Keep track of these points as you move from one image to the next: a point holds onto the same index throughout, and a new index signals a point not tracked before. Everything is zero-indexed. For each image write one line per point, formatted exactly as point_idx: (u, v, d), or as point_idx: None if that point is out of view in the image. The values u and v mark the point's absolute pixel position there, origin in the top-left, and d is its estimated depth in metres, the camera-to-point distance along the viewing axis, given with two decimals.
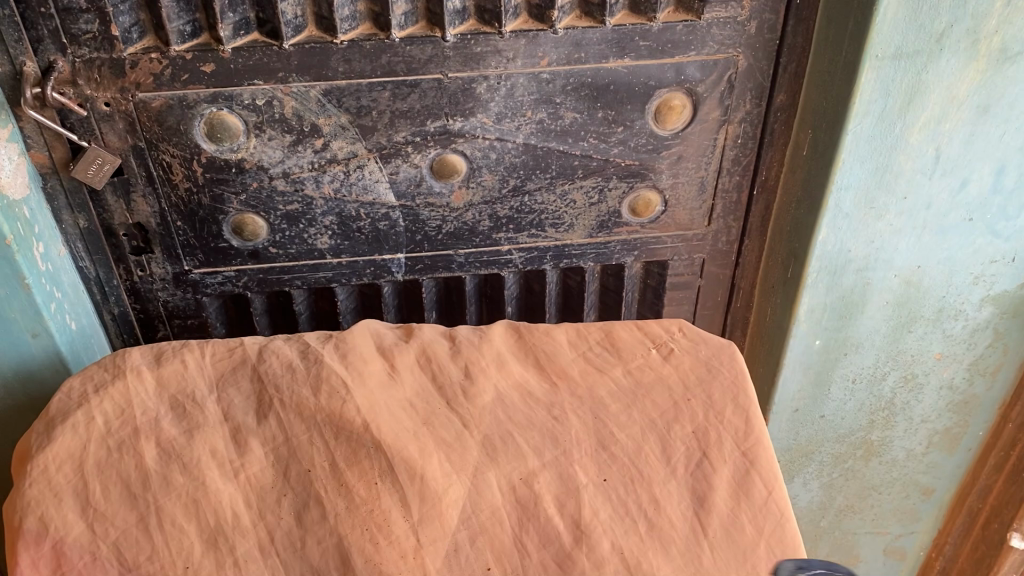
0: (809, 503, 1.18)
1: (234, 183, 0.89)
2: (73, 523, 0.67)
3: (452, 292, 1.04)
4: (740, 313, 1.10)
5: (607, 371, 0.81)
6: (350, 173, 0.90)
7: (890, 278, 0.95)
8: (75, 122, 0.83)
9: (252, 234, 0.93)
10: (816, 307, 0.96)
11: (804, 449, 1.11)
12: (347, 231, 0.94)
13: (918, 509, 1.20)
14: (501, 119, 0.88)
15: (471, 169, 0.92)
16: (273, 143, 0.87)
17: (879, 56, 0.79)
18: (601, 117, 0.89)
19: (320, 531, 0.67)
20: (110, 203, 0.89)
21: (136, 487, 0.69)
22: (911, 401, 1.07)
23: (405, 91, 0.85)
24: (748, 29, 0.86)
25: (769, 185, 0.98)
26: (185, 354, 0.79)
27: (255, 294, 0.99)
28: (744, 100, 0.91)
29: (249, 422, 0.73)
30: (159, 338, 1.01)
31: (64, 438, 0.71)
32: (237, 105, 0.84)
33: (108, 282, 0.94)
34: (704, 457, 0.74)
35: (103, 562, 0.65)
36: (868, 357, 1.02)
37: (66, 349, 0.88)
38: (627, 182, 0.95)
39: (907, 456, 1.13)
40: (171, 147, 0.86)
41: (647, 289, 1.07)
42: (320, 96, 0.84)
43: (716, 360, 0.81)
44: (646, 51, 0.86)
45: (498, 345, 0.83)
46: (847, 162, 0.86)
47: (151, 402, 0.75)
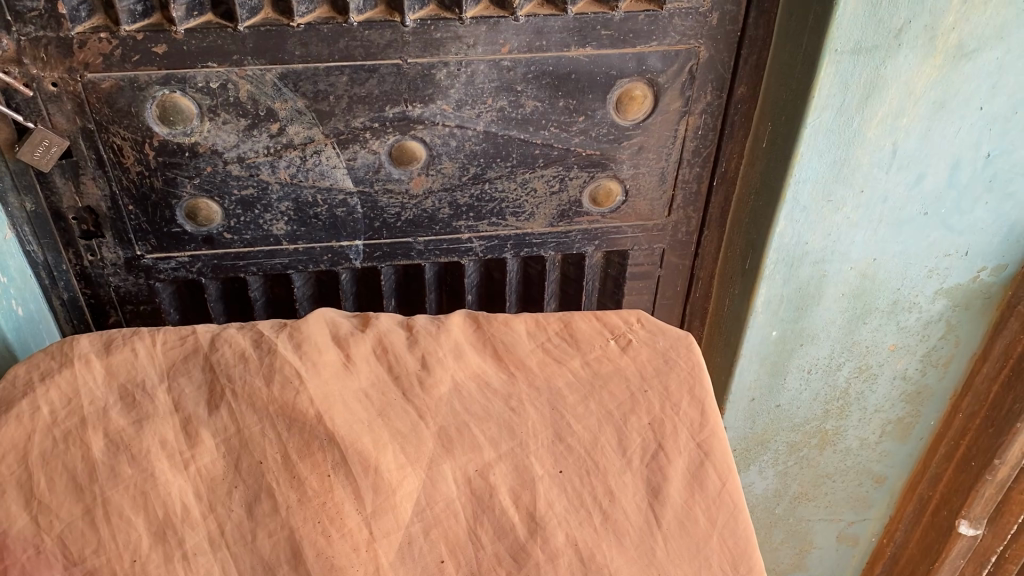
0: (764, 491, 1.19)
1: (188, 167, 0.87)
2: (16, 516, 0.66)
3: (411, 279, 1.03)
4: (699, 303, 1.10)
5: (565, 363, 0.81)
6: (307, 158, 0.88)
7: (846, 270, 0.95)
8: (21, 102, 0.80)
9: (206, 219, 0.91)
10: (774, 299, 0.97)
11: (760, 438, 1.13)
12: (304, 217, 0.93)
13: (870, 497, 1.22)
14: (461, 106, 0.87)
15: (431, 156, 0.91)
16: (228, 127, 0.85)
17: (839, 50, 0.79)
18: (562, 106, 0.89)
19: (272, 524, 0.67)
20: (58, 185, 0.87)
21: (82, 479, 0.68)
22: (866, 391, 1.08)
23: (363, 76, 0.84)
24: (710, 21, 0.86)
25: (729, 176, 0.98)
26: (135, 342, 0.77)
27: (210, 280, 0.97)
28: (705, 91, 0.91)
29: (200, 413, 0.72)
30: (110, 324, 0.99)
31: (8, 428, 0.69)
32: (190, 87, 0.82)
33: (57, 267, 0.92)
34: (660, 448, 0.74)
35: (47, 555, 0.64)
36: (824, 348, 1.03)
37: (13, 335, 0.86)
38: (587, 171, 0.95)
39: (860, 445, 1.15)
40: (122, 130, 0.83)
41: (607, 280, 1.07)
42: (276, 79, 0.83)
43: (673, 352, 0.81)
44: (608, 41, 0.85)
45: (456, 335, 0.82)
46: (806, 155, 0.86)
47: (100, 391, 0.73)
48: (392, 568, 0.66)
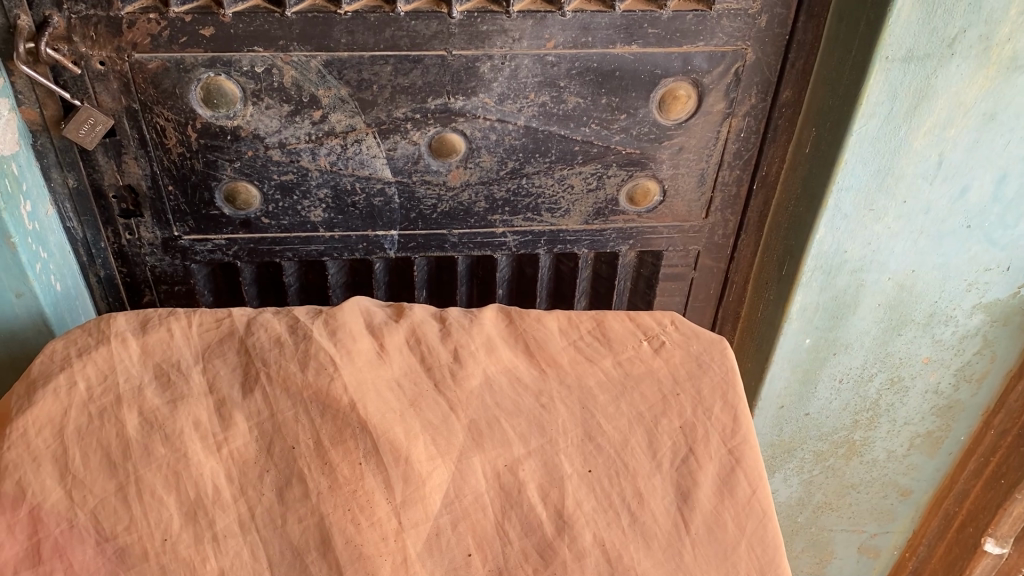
0: (788, 498, 1.18)
1: (229, 151, 0.87)
2: (51, 490, 0.66)
3: (443, 271, 1.03)
4: (731, 306, 1.09)
5: (598, 361, 0.80)
6: (347, 147, 0.89)
7: (884, 281, 0.94)
8: (68, 80, 0.81)
9: (244, 203, 0.91)
10: (809, 307, 0.96)
11: (786, 445, 1.11)
12: (341, 205, 0.93)
13: (895, 510, 1.21)
14: (503, 100, 0.87)
15: (470, 149, 0.90)
16: (271, 112, 0.85)
17: (890, 58, 0.78)
18: (604, 103, 0.88)
19: (302, 509, 0.67)
20: (100, 163, 0.87)
21: (116, 456, 0.68)
22: (896, 403, 1.07)
23: (407, 66, 0.84)
24: (759, 23, 0.85)
25: (769, 181, 0.97)
26: (171, 322, 0.78)
27: (245, 264, 0.97)
28: (749, 94, 0.90)
29: (234, 396, 0.72)
30: (145, 303, 1.00)
31: (45, 402, 0.70)
32: (235, 71, 0.82)
33: (95, 244, 0.93)
34: (691, 452, 0.74)
35: (80, 530, 0.65)
36: (857, 358, 1.02)
37: (50, 310, 0.87)
38: (626, 170, 0.94)
39: (888, 457, 1.13)
40: (166, 111, 0.84)
41: (640, 279, 1.06)
42: (321, 66, 0.83)
43: (707, 355, 0.81)
44: (654, 39, 0.85)
45: (489, 329, 0.82)
46: (850, 162, 0.85)
47: (135, 369, 0.74)
48: (420, 559, 0.66)
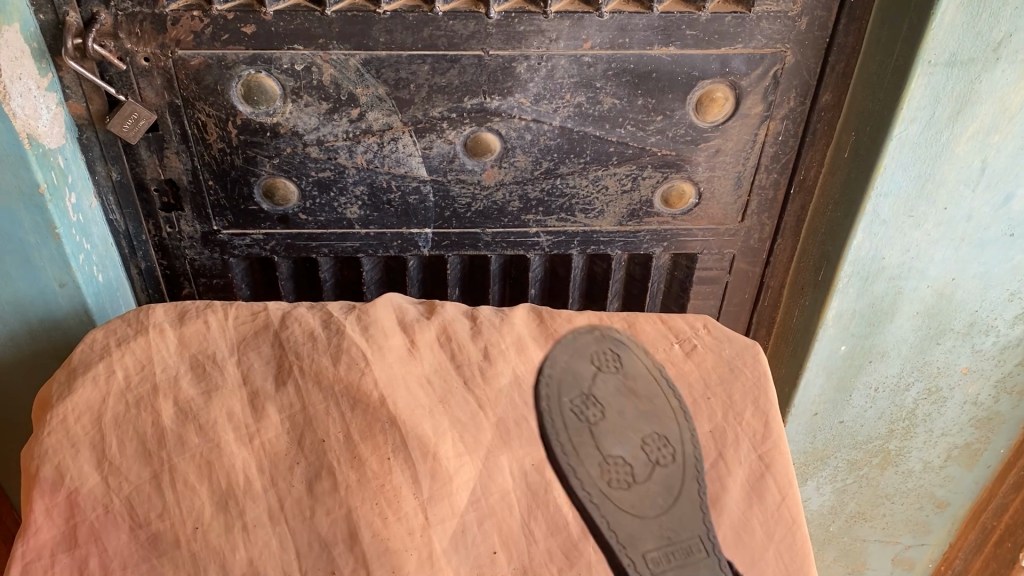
0: (821, 507, 1.17)
1: (268, 147, 0.89)
2: (88, 475, 0.68)
3: (476, 270, 1.03)
4: (766, 311, 1.08)
5: (630, 364, 0.79)
6: (384, 145, 0.89)
7: (923, 288, 0.93)
8: (114, 75, 0.83)
9: (282, 199, 0.93)
10: (845, 313, 0.95)
11: (820, 453, 1.10)
12: (377, 203, 0.94)
13: (931, 522, 1.19)
14: (539, 100, 0.87)
15: (505, 148, 0.91)
16: (310, 109, 0.86)
17: (932, 62, 0.77)
18: (641, 104, 0.88)
19: (330, 502, 0.68)
20: (143, 157, 0.89)
21: (151, 444, 0.70)
22: (933, 413, 1.05)
23: (444, 66, 0.84)
24: (798, 26, 0.84)
25: (806, 185, 0.96)
26: (208, 313, 0.79)
27: (282, 259, 0.99)
28: (788, 97, 0.89)
29: (267, 388, 0.73)
30: (183, 295, 1.01)
31: (84, 390, 0.72)
32: (275, 69, 0.83)
33: (137, 237, 0.95)
34: (720, 456, 0.75)
35: (115, 516, 0.67)
36: (894, 366, 1.00)
37: (92, 301, 0.89)
38: (661, 172, 0.94)
39: (924, 468, 1.11)
40: (207, 107, 0.85)
41: (674, 281, 1.06)
42: (359, 65, 0.84)
43: (739, 360, 0.80)
44: (692, 41, 0.84)
45: (520, 328, 0.81)
46: (889, 168, 0.84)
47: (172, 360, 0.75)
48: (445, 555, 0.67)
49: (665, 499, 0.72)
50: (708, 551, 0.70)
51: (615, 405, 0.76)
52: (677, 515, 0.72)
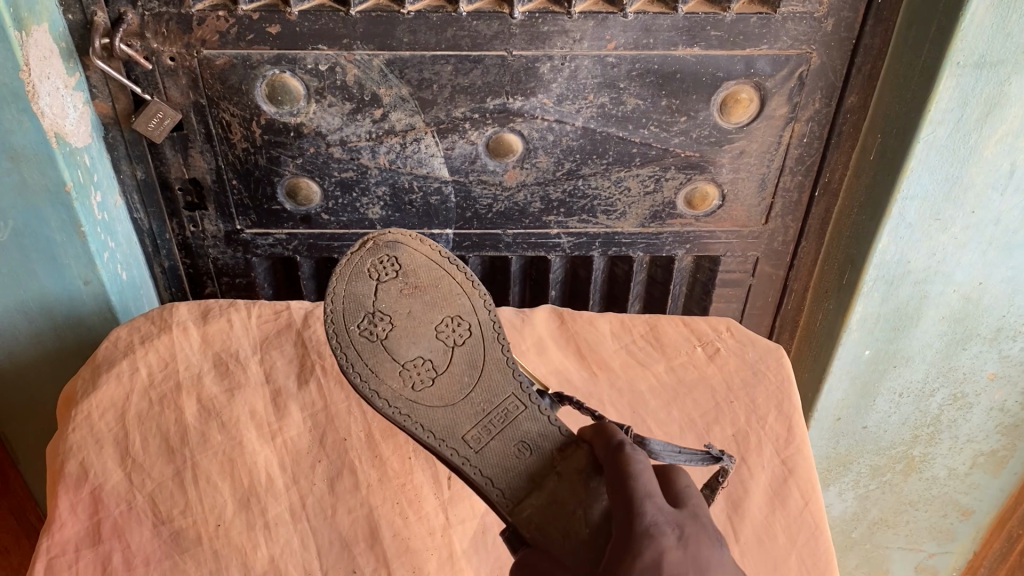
0: (842, 513, 1.16)
1: (292, 147, 0.89)
2: (112, 472, 0.69)
3: (497, 270, 1.03)
4: (790, 314, 1.07)
5: (649, 366, 0.81)
6: (406, 145, 0.90)
7: (949, 293, 0.91)
8: (140, 75, 0.84)
9: (305, 199, 0.93)
10: (869, 317, 0.94)
11: (842, 459, 1.09)
12: (398, 203, 0.94)
13: (955, 529, 1.17)
14: (562, 100, 0.87)
15: (527, 149, 0.91)
16: (333, 110, 0.87)
17: (961, 64, 0.76)
18: (664, 105, 0.88)
19: (352, 501, 0.71)
20: (168, 156, 0.90)
21: (175, 441, 0.72)
22: (959, 420, 1.03)
23: (468, 66, 0.84)
24: (825, 26, 0.83)
25: (831, 188, 0.95)
26: (231, 312, 0.81)
27: (304, 259, 0.99)
28: (814, 98, 0.88)
29: (290, 386, 0.77)
30: (206, 294, 1.02)
31: (108, 386, 0.73)
32: (299, 69, 0.84)
33: (161, 235, 0.96)
34: (742, 461, 0.74)
35: (138, 512, 0.68)
36: (918, 371, 0.99)
37: (116, 299, 0.90)
38: (685, 173, 0.93)
39: (949, 475, 1.10)
40: (232, 107, 0.86)
41: (696, 283, 1.05)
42: (383, 65, 0.84)
43: (763, 364, 0.80)
44: (717, 42, 0.84)
45: (540, 329, 0.83)
46: (916, 170, 0.83)
47: (195, 358, 0.77)
48: (466, 555, 0.70)
49: (470, 375, 0.71)
50: (531, 451, 0.67)
51: (402, 308, 0.73)
52: (487, 385, 0.71)
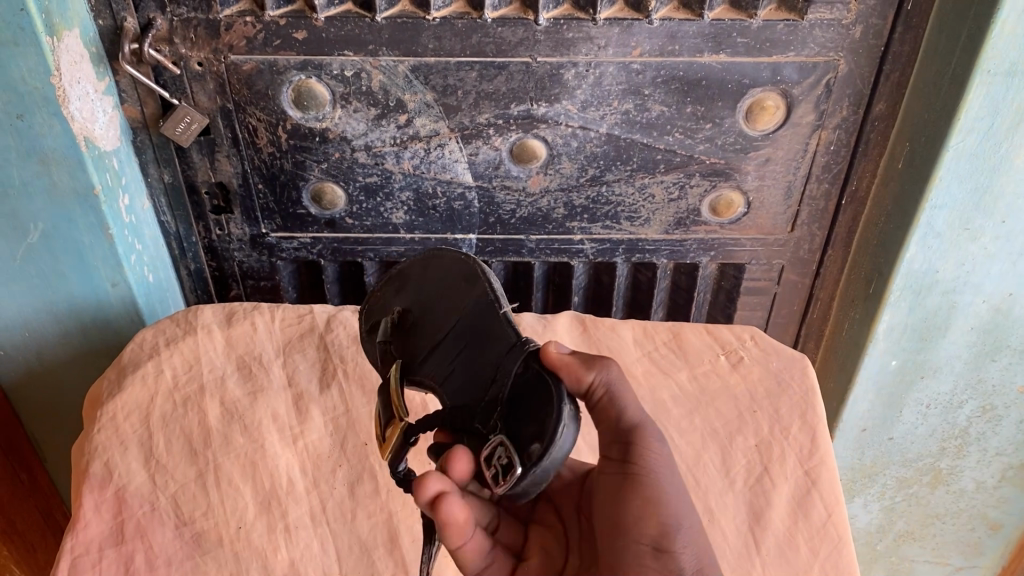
0: (867, 525, 1.14)
1: (317, 152, 0.90)
2: (135, 472, 0.70)
3: (520, 277, 1.03)
4: (815, 324, 1.05)
5: (671, 374, 0.80)
6: (430, 151, 0.90)
7: (978, 303, 0.90)
8: (168, 80, 0.84)
9: (330, 203, 0.94)
10: (896, 328, 0.93)
11: (867, 470, 1.08)
12: (422, 208, 0.94)
13: (982, 544, 1.15)
14: (586, 107, 0.87)
15: (551, 155, 0.91)
16: (358, 115, 0.87)
17: (992, 71, 0.75)
18: (689, 112, 0.87)
19: (371, 506, 0.72)
20: (194, 160, 0.90)
21: (197, 444, 0.72)
22: (987, 432, 1.02)
23: (492, 72, 0.84)
24: (853, 34, 0.83)
25: (858, 196, 0.93)
26: (255, 316, 0.81)
27: (328, 262, 1.00)
28: (841, 106, 0.87)
29: (312, 390, 0.77)
30: (231, 297, 1.03)
31: (133, 388, 0.74)
32: (325, 74, 0.84)
33: (187, 239, 0.97)
34: (765, 472, 0.73)
35: (161, 513, 0.68)
36: (946, 383, 0.97)
37: (142, 301, 0.91)
38: (710, 180, 0.93)
39: (977, 488, 1.08)
40: (258, 112, 0.86)
41: (720, 291, 1.04)
42: (407, 71, 0.84)
43: (787, 374, 0.79)
44: (743, 49, 0.83)
45: (562, 336, 0.83)
46: (945, 179, 0.82)
47: (219, 361, 0.78)
48: None
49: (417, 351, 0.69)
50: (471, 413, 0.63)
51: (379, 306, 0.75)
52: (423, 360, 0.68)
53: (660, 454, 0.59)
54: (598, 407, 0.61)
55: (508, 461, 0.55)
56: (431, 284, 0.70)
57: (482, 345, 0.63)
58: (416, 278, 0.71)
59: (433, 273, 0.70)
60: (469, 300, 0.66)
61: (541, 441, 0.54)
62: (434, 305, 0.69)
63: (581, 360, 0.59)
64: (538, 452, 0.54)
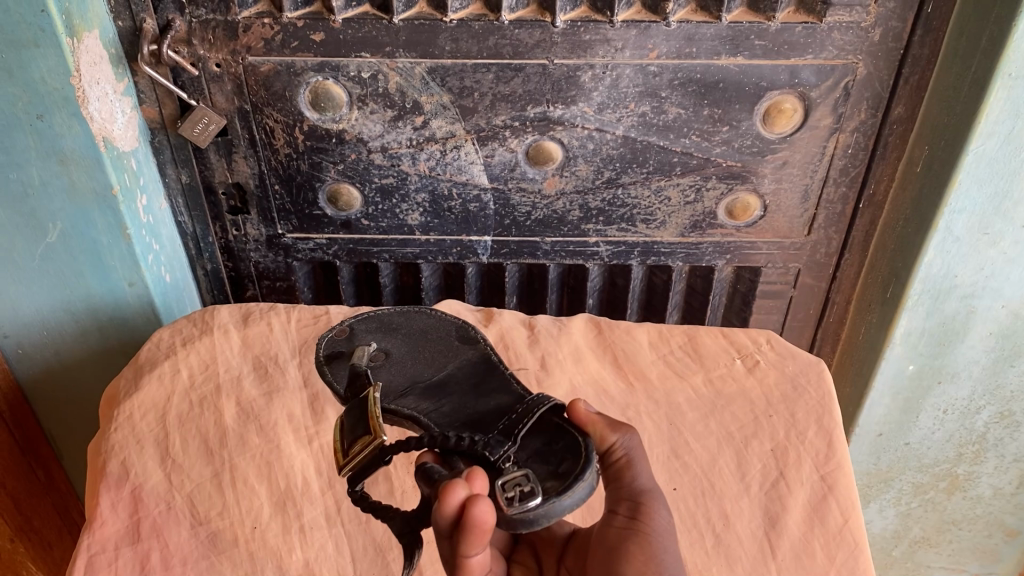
0: (883, 530, 1.14)
1: (334, 153, 0.90)
2: (152, 471, 0.71)
3: (535, 278, 1.03)
4: (831, 327, 1.05)
5: (687, 378, 0.80)
6: (446, 153, 0.90)
7: (997, 309, 0.89)
8: (186, 81, 0.85)
9: (346, 204, 0.94)
10: (914, 332, 0.92)
11: (883, 475, 1.07)
12: (438, 210, 0.95)
13: (1000, 551, 1.14)
14: (603, 109, 0.86)
15: (567, 157, 0.90)
16: (374, 117, 0.87)
17: (1013, 75, 0.75)
18: (706, 115, 0.87)
19: None
20: (212, 161, 0.91)
21: (214, 444, 0.73)
22: (1005, 438, 1.01)
23: (509, 74, 0.84)
24: (872, 36, 0.82)
25: (876, 200, 0.93)
26: (271, 316, 0.82)
27: (344, 263, 1.00)
28: (859, 109, 0.87)
29: (327, 390, 0.77)
30: (247, 297, 1.04)
31: (150, 387, 0.75)
32: (342, 76, 0.84)
33: (204, 239, 0.97)
34: (781, 476, 0.73)
35: (177, 512, 0.69)
36: (964, 388, 0.96)
37: (159, 300, 0.92)
38: (726, 183, 0.92)
39: (994, 495, 1.07)
40: (276, 113, 0.87)
41: (736, 294, 1.04)
42: (424, 73, 0.84)
43: (804, 378, 0.78)
44: (761, 51, 0.83)
45: (577, 339, 0.83)
46: (964, 183, 0.81)
47: (235, 361, 0.78)
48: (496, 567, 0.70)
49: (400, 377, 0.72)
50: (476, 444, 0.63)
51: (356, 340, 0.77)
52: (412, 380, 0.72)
53: (663, 524, 0.62)
54: (612, 469, 0.65)
55: (529, 489, 0.57)
56: (417, 337, 0.77)
57: (480, 393, 0.70)
58: (409, 332, 0.77)
59: (428, 332, 0.77)
60: (460, 352, 0.74)
61: (558, 480, 0.59)
62: (422, 358, 0.75)
63: (608, 421, 0.64)
64: (556, 488, 0.58)
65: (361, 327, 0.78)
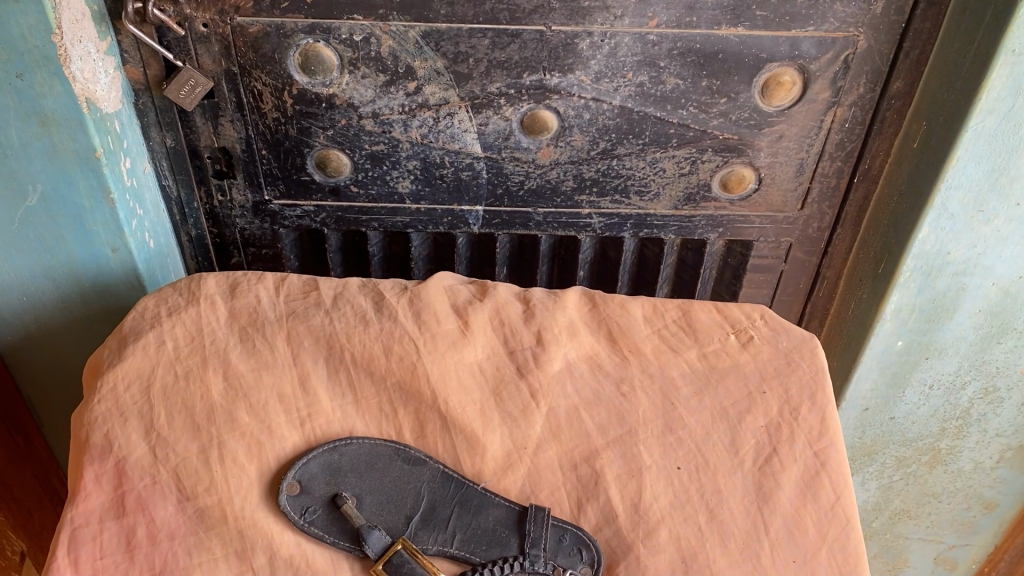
0: (864, 502, 1.14)
1: (323, 118, 0.88)
2: (136, 444, 0.70)
3: (525, 249, 1.02)
4: (820, 302, 1.05)
5: (681, 352, 0.79)
6: (439, 120, 0.88)
7: (987, 286, 0.89)
8: (172, 41, 0.82)
9: (335, 171, 0.92)
10: (905, 307, 0.92)
11: (868, 449, 1.07)
12: (428, 178, 0.93)
13: (977, 523, 1.16)
14: (600, 78, 0.85)
15: (562, 127, 0.89)
16: (366, 81, 0.85)
17: (1016, 51, 0.74)
18: (704, 86, 0.85)
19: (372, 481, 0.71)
20: (198, 124, 0.88)
21: (200, 419, 0.71)
22: (989, 414, 1.02)
23: (505, 40, 0.82)
24: (874, 9, 0.81)
25: (870, 175, 0.92)
26: (260, 288, 0.81)
27: (332, 231, 0.98)
28: (858, 83, 0.86)
29: (319, 372, 0.75)
30: (232, 264, 1.02)
31: (135, 359, 0.73)
32: (333, 38, 0.82)
33: (188, 204, 0.95)
34: (774, 453, 0.73)
35: (162, 487, 0.68)
36: (950, 365, 0.97)
37: (144, 267, 0.90)
38: (722, 156, 0.91)
39: (974, 468, 1.08)
40: (264, 75, 0.84)
41: (727, 268, 1.03)
42: (418, 37, 0.82)
43: (797, 353, 0.79)
44: (762, 22, 0.81)
45: (571, 313, 0.81)
46: (962, 160, 0.81)
47: (221, 332, 0.76)
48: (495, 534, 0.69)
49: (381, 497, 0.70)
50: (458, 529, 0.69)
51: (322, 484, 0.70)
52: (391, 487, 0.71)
53: None
54: None
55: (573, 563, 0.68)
56: (368, 475, 0.71)
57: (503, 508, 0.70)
58: (358, 476, 0.71)
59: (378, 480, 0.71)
60: None
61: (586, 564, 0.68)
62: (385, 492, 0.70)
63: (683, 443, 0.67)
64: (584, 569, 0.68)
65: (306, 475, 0.70)
